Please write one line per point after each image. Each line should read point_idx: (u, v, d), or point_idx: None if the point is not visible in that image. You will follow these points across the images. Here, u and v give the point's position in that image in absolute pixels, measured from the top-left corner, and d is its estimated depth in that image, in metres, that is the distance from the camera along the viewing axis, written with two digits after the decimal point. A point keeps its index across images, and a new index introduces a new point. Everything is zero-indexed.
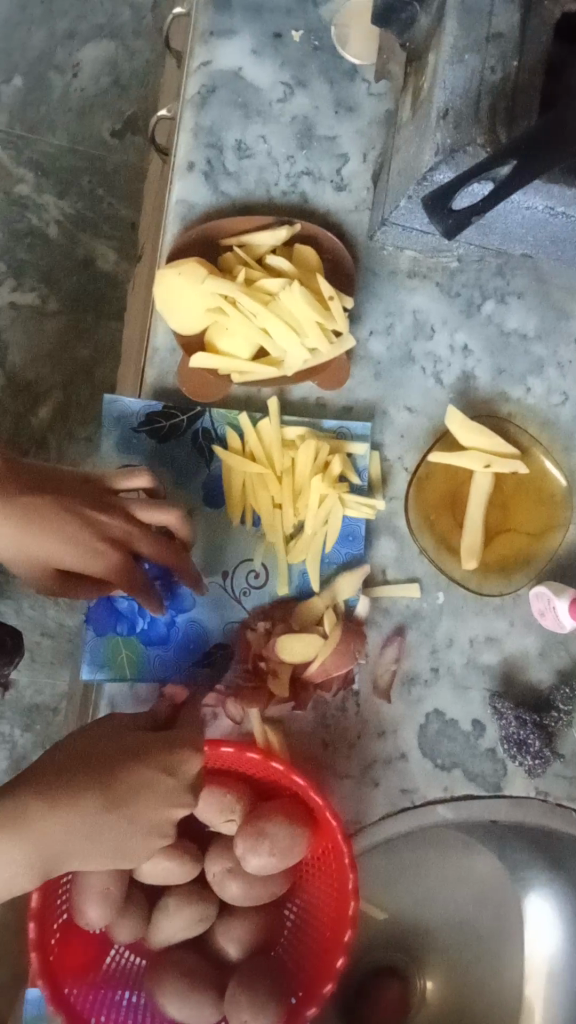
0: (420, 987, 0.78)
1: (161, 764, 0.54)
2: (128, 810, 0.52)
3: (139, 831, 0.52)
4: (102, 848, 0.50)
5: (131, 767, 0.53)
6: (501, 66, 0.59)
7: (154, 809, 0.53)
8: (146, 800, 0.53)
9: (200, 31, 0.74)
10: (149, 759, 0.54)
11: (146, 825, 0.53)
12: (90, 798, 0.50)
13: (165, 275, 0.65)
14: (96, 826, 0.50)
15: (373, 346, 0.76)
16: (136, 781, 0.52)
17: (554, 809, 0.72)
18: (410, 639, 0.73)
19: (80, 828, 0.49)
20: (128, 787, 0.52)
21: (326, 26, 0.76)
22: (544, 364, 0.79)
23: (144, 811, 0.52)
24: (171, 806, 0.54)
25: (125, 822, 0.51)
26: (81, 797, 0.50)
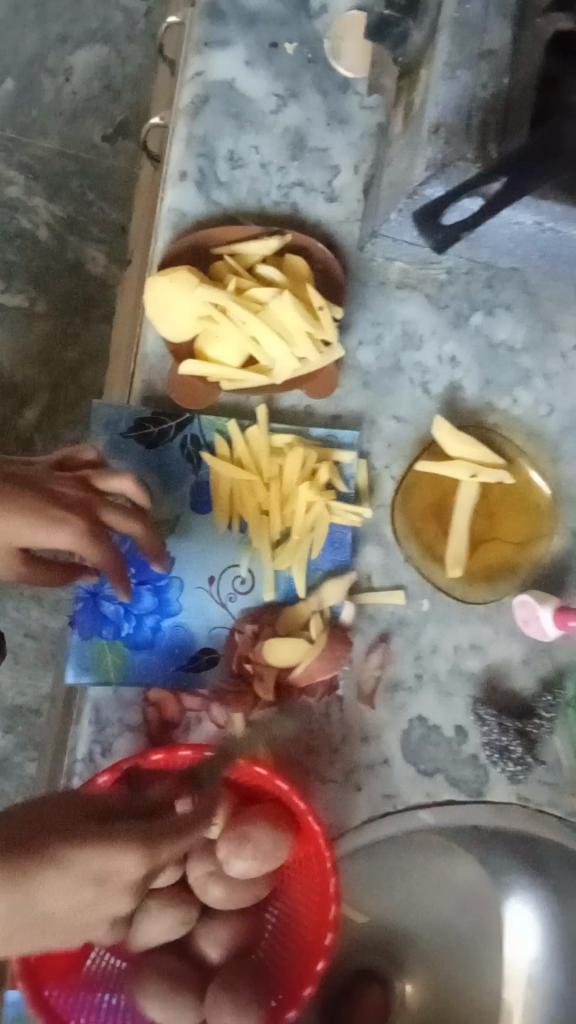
0: (400, 989, 0.79)
1: (96, 866, 0.45)
2: (45, 907, 0.43)
3: (58, 923, 0.44)
4: (11, 938, 0.43)
5: (56, 869, 0.43)
6: (493, 82, 0.61)
7: (77, 902, 0.44)
8: (74, 896, 0.44)
9: (194, 40, 0.75)
10: (80, 858, 0.44)
11: (65, 914, 0.44)
12: (2, 893, 0.42)
13: (156, 282, 0.65)
14: (9, 919, 0.42)
15: (361, 355, 0.77)
16: (62, 889, 0.43)
17: (536, 815, 0.73)
18: (395, 646, 0.74)
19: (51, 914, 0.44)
20: (49, 892, 0.43)
21: (319, 39, 0.77)
22: (531, 376, 0.80)
23: (63, 900, 0.44)
24: (108, 898, 0.46)
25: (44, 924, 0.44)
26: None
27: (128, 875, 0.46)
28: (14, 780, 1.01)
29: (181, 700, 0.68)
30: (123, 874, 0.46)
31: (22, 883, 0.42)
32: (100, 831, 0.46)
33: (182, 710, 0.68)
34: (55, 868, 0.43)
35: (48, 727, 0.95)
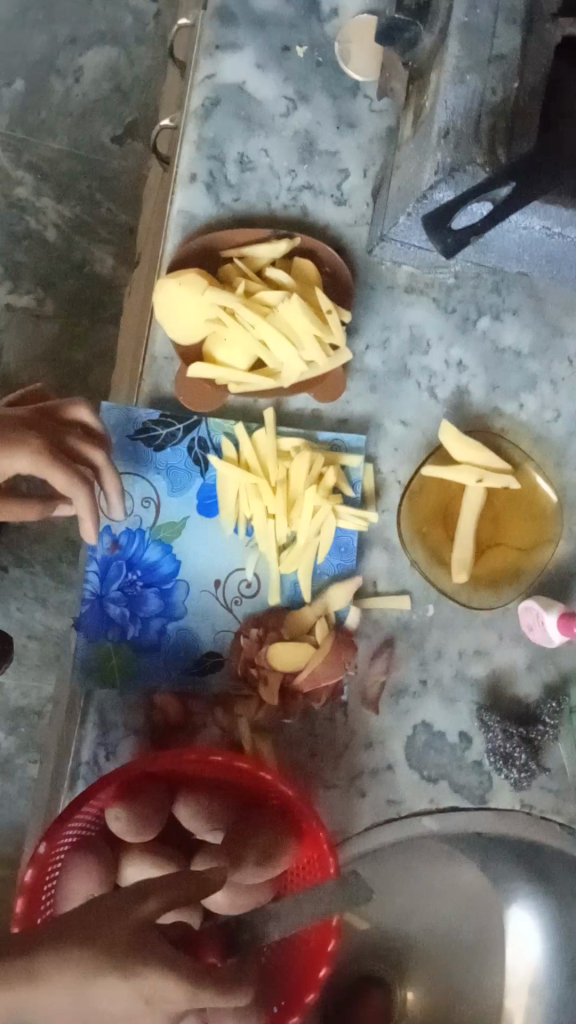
0: (401, 994, 0.78)
1: (139, 989, 0.46)
2: (96, 1003, 0.46)
3: (105, 1015, 0.47)
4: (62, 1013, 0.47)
5: (107, 975, 0.45)
6: (502, 87, 0.60)
7: (126, 1008, 0.46)
8: (120, 1003, 0.46)
9: (205, 43, 0.75)
10: (131, 976, 0.46)
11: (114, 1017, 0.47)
12: (67, 975, 0.46)
13: (165, 285, 0.65)
14: (67, 1001, 0.46)
15: (369, 360, 0.76)
16: (111, 990, 0.45)
17: (538, 822, 0.73)
18: (400, 651, 0.74)
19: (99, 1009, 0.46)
20: (100, 996, 0.46)
21: (329, 42, 0.77)
22: (538, 381, 0.79)
23: (117, 1004, 0.46)
24: (156, 1013, 0.48)
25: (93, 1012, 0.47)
26: (64, 963, 0.46)
27: (167, 1005, 0.47)
28: (17, 780, 1.01)
29: (185, 704, 0.68)
30: (168, 999, 0.47)
31: (80, 976, 0.45)
32: (161, 958, 0.47)
33: (187, 713, 0.68)
34: (109, 974, 0.46)
35: (51, 728, 0.95)
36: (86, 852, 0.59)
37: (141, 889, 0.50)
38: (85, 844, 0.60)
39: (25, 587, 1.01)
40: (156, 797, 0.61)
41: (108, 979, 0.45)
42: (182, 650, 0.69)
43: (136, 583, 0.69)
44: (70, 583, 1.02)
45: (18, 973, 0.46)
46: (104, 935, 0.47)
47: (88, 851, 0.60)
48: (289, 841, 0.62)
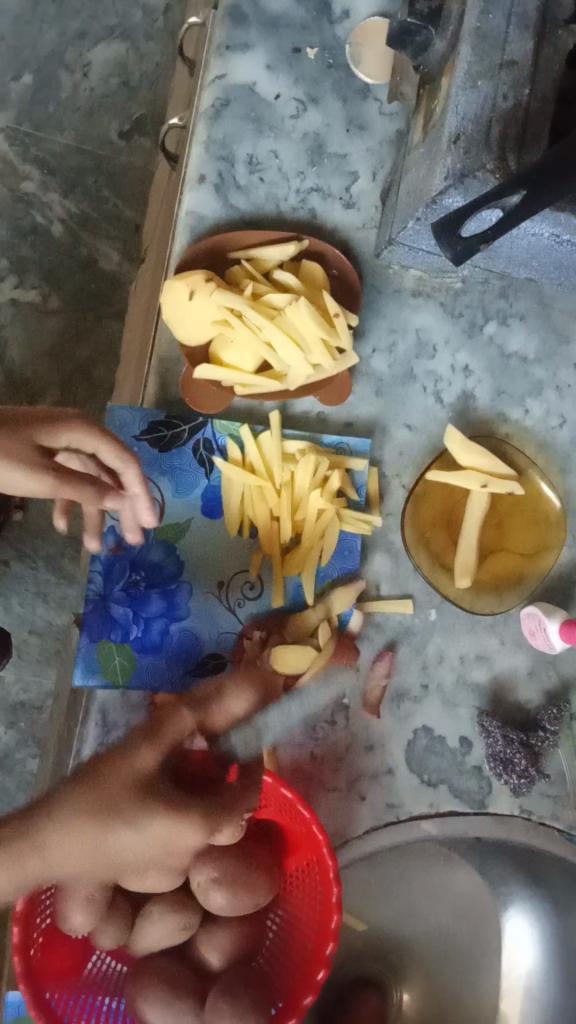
0: (397, 998, 0.78)
1: (164, 832, 0.46)
2: (116, 853, 0.44)
3: (140, 847, 0.45)
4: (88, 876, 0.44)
5: (134, 809, 0.45)
6: (513, 93, 0.60)
7: (155, 840, 0.46)
8: (151, 840, 0.45)
9: (216, 44, 0.75)
10: (156, 819, 0.45)
11: (133, 866, 0.46)
12: (88, 818, 0.43)
13: (172, 289, 0.65)
14: (96, 863, 0.44)
15: (375, 364, 0.76)
16: (137, 843, 0.45)
17: (537, 827, 0.73)
18: (401, 655, 0.74)
19: (128, 827, 0.45)
20: (123, 816, 0.44)
21: (341, 45, 0.77)
22: (543, 387, 0.79)
23: (143, 846, 0.45)
24: (172, 857, 0.48)
25: (114, 877, 0.45)
26: (86, 809, 0.44)
27: (187, 846, 0.47)
28: (16, 775, 1.01)
29: None
30: (186, 842, 0.47)
31: (102, 823, 0.44)
32: (177, 803, 0.47)
33: None
34: (138, 820, 0.45)
35: (50, 723, 0.95)
36: None
37: (147, 740, 0.51)
38: None
39: (25, 582, 1.01)
40: None
41: (139, 814, 0.45)
42: (184, 652, 0.68)
43: (139, 583, 0.69)
44: (71, 578, 1.02)
45: (30, 834, 0.43)
46: (125, 785, 0.46)
47: None
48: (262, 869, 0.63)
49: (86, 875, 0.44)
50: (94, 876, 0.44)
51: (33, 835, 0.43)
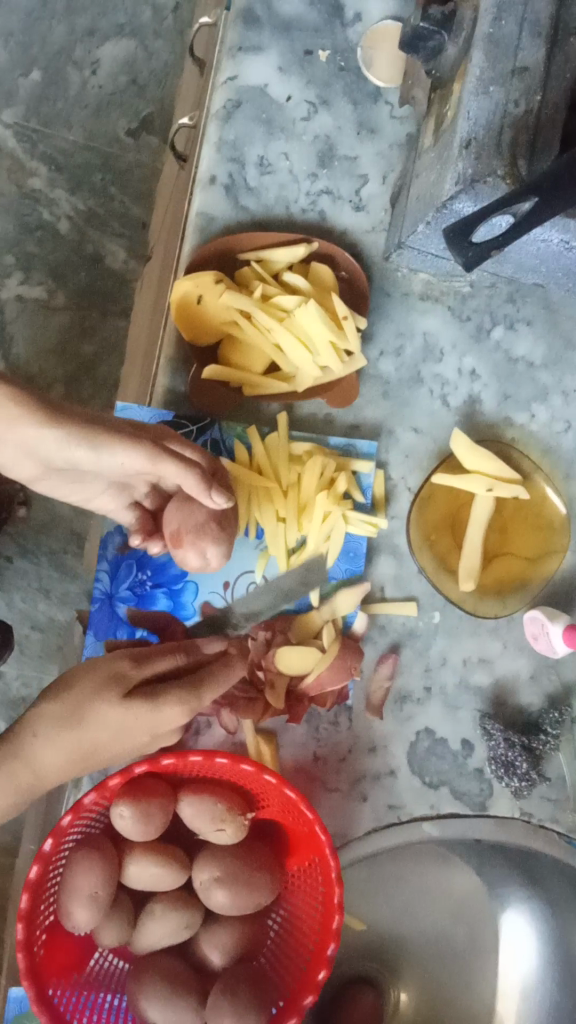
0: (394, 998, 0.78)
1: (146, 717, 0.59)
2: (90, 737, 0.59)
3: (110, 732, 0.59)
4: (71, 762, 0.59)
5: (106, 699, 0.59)
6: (525, 100, 0.60)
7: (129, 727, 0.59)
8: (125, 724, 0.58)
9: (228, 45, 0.75)
10: (131, 702, 0.58)
11: (111, 744, 0.59)
12: (61, 730, 0.58)
13: (181, 288, 0.66)
14: (68, 751, 0.58)
15: (382, 367, 0.77)
16: (103, 728, 0.58)
17: (537, 831, 0.74)
18: (405, 657, 0.74)
19: (99, 722, 0.58)
20: (90, 714, 0.58)
21: (352, 47, 0.77)
22: (549, 392, 0.80)
23: (109, 731, 0.59)
24: (162, 734, 0.61)
25: (88, 759, 0.59)
26: (57, 715, 0.59)
27: (169, 723, 0.59)
28: None
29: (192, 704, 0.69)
30: (170, 720, 0.60)
31: (71, 721, 0.58)
32: (151, 688, 0.60)
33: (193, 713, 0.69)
34: (106, 708, 0.58)
35: None
36: (91, 850, 0.60)
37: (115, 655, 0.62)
38: (89, 839, 0.61)
39: (28, 577, 1.01)
40: (160, 793, 0.62)
41: (110, 701, 0.59)
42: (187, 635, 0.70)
43: (146, 581, 0.70)
44: (73, 574, 1.02)
45: (17, 747, 0.58)
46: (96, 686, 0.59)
47: (93, 849, 0.60)
48: (267, 872, 0.63)
49: (61, 763, 0.59)
50: (69, 764, 0.59)
51: (16, 750, 0.58)
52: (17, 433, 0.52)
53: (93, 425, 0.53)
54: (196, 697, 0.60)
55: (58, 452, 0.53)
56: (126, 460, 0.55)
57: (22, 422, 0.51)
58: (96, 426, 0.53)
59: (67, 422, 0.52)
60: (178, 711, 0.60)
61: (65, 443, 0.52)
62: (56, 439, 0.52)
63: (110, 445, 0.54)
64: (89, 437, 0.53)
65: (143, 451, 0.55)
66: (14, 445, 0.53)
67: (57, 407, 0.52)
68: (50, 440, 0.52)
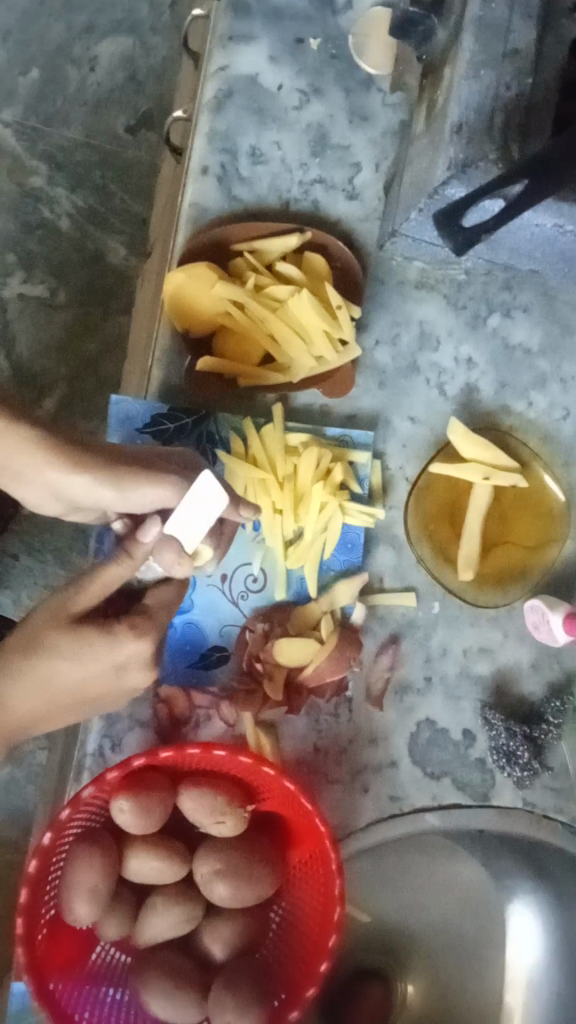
0: (402, 990, 0.79)
1: (107, 650, 0.55)
2: (51, 678, 0.55)
3: (71, 671, 0.55)
4: (39, 708, 0.57)
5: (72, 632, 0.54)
6: (516, 83, 0.60)
7: (89, 666, 0.55)
8: (84, 659, 0.55)
9: (219, 35, 0.75)
10: (89, 633, 0.55)
11: (75, 692, 0.57)
12: (13, 668, 0.54)
13: (174, 283, 0.67)
14: (31, 693, 0.56)
15: (378, 356, 0.76)
16: (61, 665, 0.55)
17: (541, 821, 0.73)
18: (405, 648, 0.74)
19: (57, 657, 0.54)
20: (47, 649, 0.54)
21: (344, 35, 0.77)
22: (547, 380, 0.79)
23: (66, 668, 0.55)
24: (131, 674, 0.58)
25: (56, 701, 0.57)
26: (9, 655, 0.55)
27: (132, 653, 0.56)
28: (26, 772, 0.98)
29: (191, 696, 0.68)
30: (131, 651, 0.56)
31: (29, 653, 0.54)
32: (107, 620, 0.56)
33: (192, 706, 0.68)
34: (64, 642, 0.54)
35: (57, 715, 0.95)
36: (91, 845, 0.60)
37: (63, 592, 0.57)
38: (89, 835, 0.61)
39: (33, 575, 1.01)
40: (160, 786, 0.62)
41: (68, 631, 0.55)
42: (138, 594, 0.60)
43: None
44: (78, 572, 1.02)
45: None
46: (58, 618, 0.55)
47: (92, 844, 0.60)
48: (267, 866, 0.63)
49: (28, 709, 0.57)
50: (36, 710, 0.57)
51: None
52: (41, 475, 0.53)
53: (106, 459, 0.54)
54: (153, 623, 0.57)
55: (78, 491, 0.54)
56: (151, 496, 0.55)
57: (46, 464, 0.52)
58: (118, 463, 0.55)
59: (90, 465, 0.53)
60: (140, 640, 0.56)
61: (92, 486, 0.53)
62: (84, 481, 0.53)
63: (133, 482, 0.54)
64: (115, 477, 0.54)
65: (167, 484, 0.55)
66: (40, 489, 0.54)
67: (71, 447, 0.53)
68: (75, 481, 0.53)
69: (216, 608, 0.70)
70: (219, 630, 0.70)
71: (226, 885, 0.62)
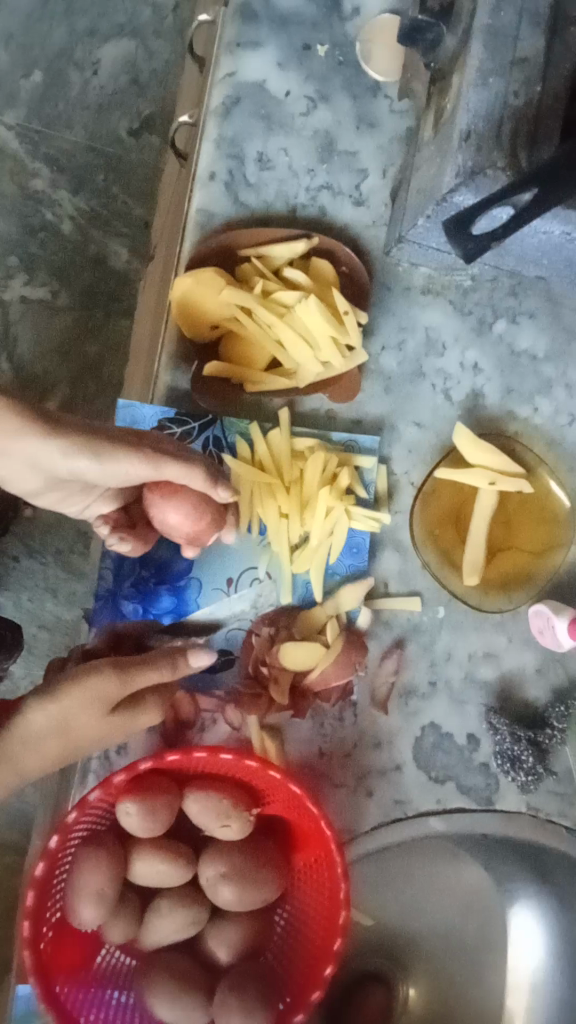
0: (403, 993, 0.80)
1: (127, 723, 0.60)
2: (78, 742, 0.59)
3: (96, 737, 0.59)
4: (55, 762, 0.59)
5: (90, 717, 0.58)
6: (524, 90, 0.60)
7: (113, 732, 0.60)
8: (111, 731, 0.60)
9: (226, 41, 0.75)
10: (117, 716, 0.60)
11: (88, 738, 0.59)
12: (48, 736, 0.57)
13: (181, 286, 0.67)
14: (56, 753, 0.58)
15: (384, 361, 0.77)
16: (92, 733, 0.59)
17: (545, 825, 0.73)
18: (409, 652, 0.74)
19: (88, 731, 0.58)
20: (80, 724, 0.58)
21: (351, 42, 0.77)
22: (552, 385, 0.79)
23: (94, 735, 0.59)
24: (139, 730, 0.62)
25: (72, 753, 0.59)
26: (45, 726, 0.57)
27: (145, 725, 0.62)
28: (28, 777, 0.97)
29: (196, 701, 0.69)
30: (147, 721, 0.62)
31: (57, 733, 0.57)
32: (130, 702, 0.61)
33: (198, 709, 0.69)
34: (94, 720, 0.58)
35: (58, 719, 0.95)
36: (96, 847, 0.60)
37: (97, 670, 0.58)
38: (96, 838, 0.61)
39: (34, 578, 1.01)
40: (165, 789, 0.62)
41: (99, 716, 0.58)
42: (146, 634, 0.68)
43: (149, 578, 0.69)
44: (79, 575, 1.02)
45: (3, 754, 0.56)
46: (96, 710, 0.58)
47: (98, 846, 0.60)
48: (272, 869, 0.63)
49: (41, 756, 0.58)
50: (49, 757, 0.58)
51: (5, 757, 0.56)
52: (22, 447, 0.52)
53: (83, 432, 0.53)
54: (164, 697, 0.64)
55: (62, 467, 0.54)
56: (130, 468, 0.56)
57: (26, 434, 0.51)
58: (89, 435, 0.54)
59: (66, 435, 0.53)
60: (153, 713, 0.62)
61: (71, 455, 0.53)
62: (63, 450, 0.52)
63: (113, 455, 0.55)
64: (93, 447, 0.53)
65: (147, 460, 0.56)
66: (19, 460, 0.53)
67: (53, 419, 0.53)
68: (54, 450, 0.52)
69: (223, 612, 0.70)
70: (227, 633, 0.70)
71: (232, 888, 0.62)
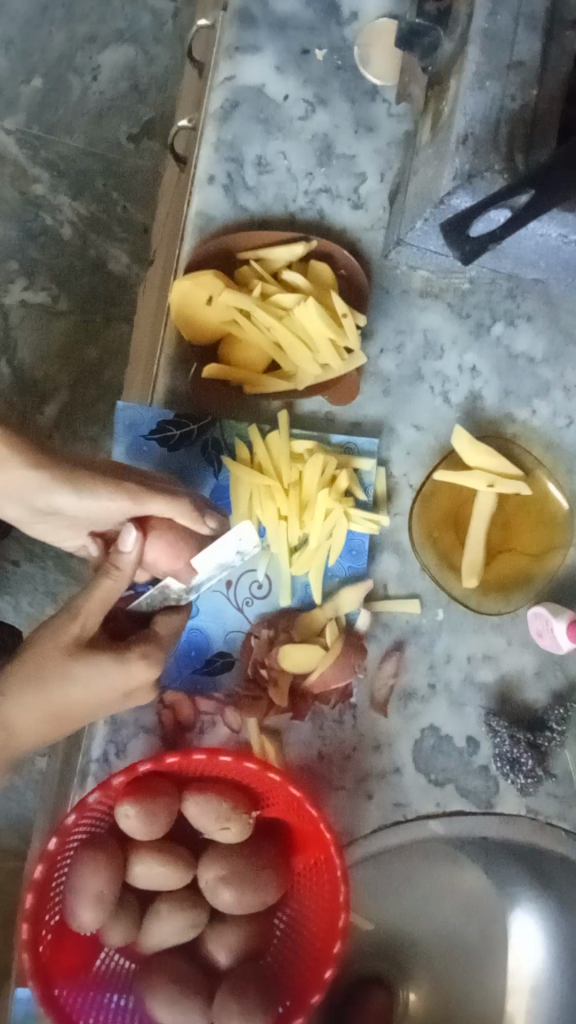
0: (403, 997, 0.79)
1: (117, 675, 0.58)
2: (62, 700, 0.57)
3: (80, 688, 0.57)
4: (44, 726, 0.58)
5: (68, 657, 0.57)
6: (521, 93, 0.60)
7: (101, 688, 0.58)
8: (97, 684, 0.57)
9: (225, 45, 0.75)
10: (101, 658, 0.57)
11: (80, 705, 0.58)
12: (27, 692, 0.56)
13: (181, 290, 0.67)
14: (42, 713, 0.57)
15: (383, 364, 0.77)
16: (73, 685, 0.57)
17: (545, 828, 0.73)
18: (409, 654, 0.74)
19: (69, 677, 0.57)
20: (57, 672, 0.56)
21: (349, 46, 0.78)
22: (550, 387, 0.79)
23: (77, 690, 0.57)
24: (138, 692, 0.61)
25: (60, 718, 0.58)
26: (24, 680, 0.56)
27: (141, 678, 0.59)
28: (29, 781, 0.97)
29: (196, 704, 0.68)
30: (140, 676, 0.59)
31: (35, 686, 0.56)
32: (118, 651, 0.58)
33: (197, 712, 0.68)
34: (77, 666, 0.57)
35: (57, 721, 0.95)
36: (95, 849, 0.60)
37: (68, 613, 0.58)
38: (94, 840, 0.61)
39: (35, 582, 1.01)
40: (165, 791, 0.62)
41: (80, 659, 0.57)
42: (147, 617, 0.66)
43: None
44: (79, 578, 1.02)
45: None
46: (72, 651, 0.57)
47: (96, 848, 0.60)
48: (272, 871, 0.63)
49: (32, 724, 0.58)
50: (40, 725, 0.58)
51: None
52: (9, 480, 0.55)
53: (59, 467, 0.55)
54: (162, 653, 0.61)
55: (42, 496, 0.56)
56: (109, 506, 0.58)
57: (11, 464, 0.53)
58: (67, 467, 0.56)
59: (45, 466, 0.55)
60: (148, 666, 0.59)
61: (49, 488, 0.55)
62: (40, 480, 0.55)
63: (88, 487, 0.57)
64: (67, 478, 0.56)
65: (126, 495, 0.58)
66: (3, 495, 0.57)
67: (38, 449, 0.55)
68: (30, 480, 0.54)
69: (222, 611, 0.70)
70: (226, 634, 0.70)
71: (231, 891, 0.62)
